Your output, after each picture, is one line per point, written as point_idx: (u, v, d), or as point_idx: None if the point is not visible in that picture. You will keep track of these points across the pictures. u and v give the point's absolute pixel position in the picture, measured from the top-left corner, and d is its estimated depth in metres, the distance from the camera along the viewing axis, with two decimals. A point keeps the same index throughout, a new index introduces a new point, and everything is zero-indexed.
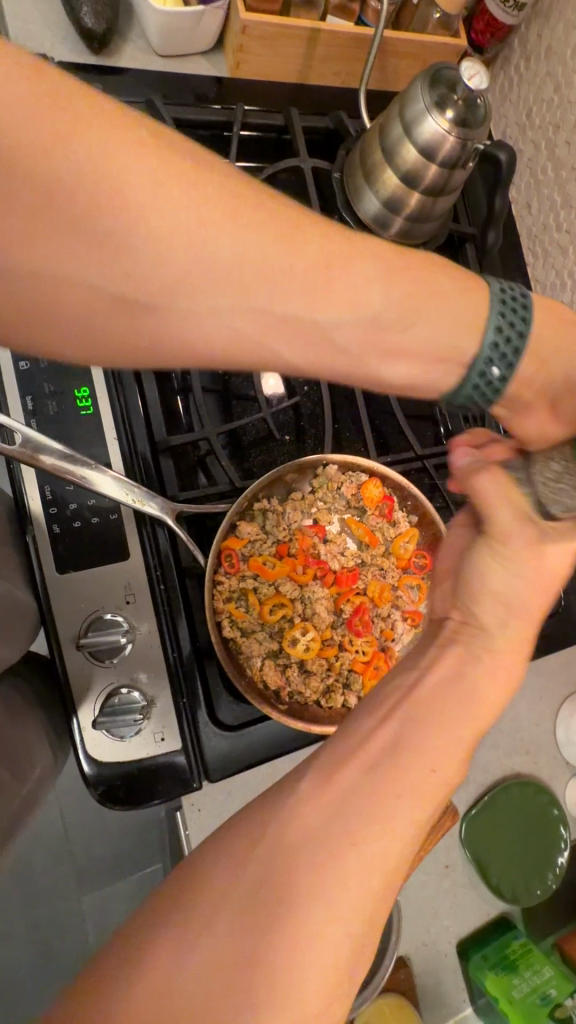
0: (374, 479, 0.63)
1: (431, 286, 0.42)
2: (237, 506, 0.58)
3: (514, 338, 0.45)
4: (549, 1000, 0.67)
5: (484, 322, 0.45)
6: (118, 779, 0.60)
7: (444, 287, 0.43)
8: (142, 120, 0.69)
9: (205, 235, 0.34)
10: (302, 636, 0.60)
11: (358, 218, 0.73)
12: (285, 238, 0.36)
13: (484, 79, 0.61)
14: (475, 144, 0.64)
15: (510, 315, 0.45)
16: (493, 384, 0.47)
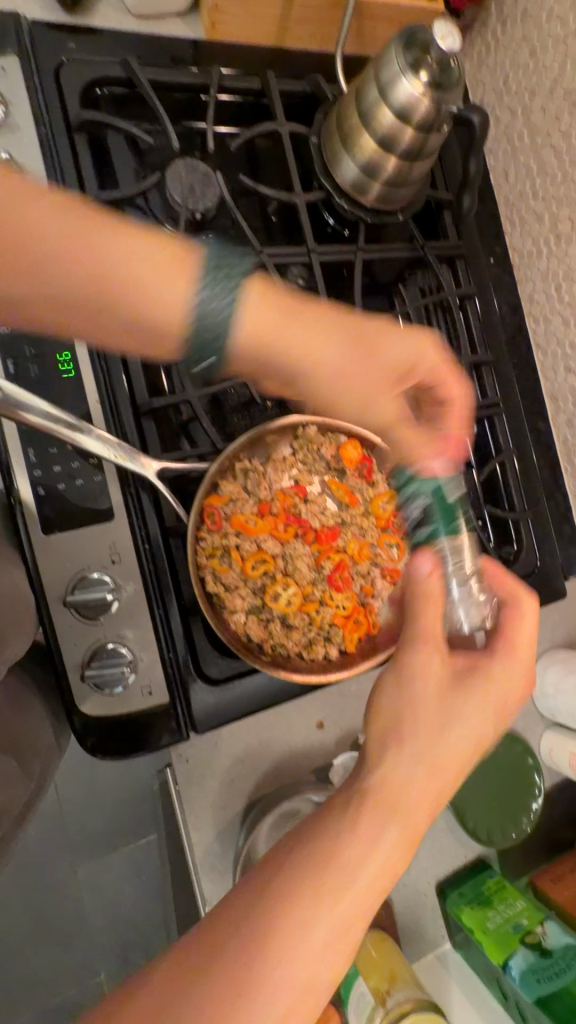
0: (353, 440, 0.66)
1: (157, 265, 0.40)
2: (218, 464, 0.59)
3: (224, 301, 0.42)
4: (521, 929, 0.68)
5: (191, 294, 0.41)
6: (108, 733, 0.62)
7: (156, 254, 0.40)
8: (118, 80, 0.68)
9: (146, 251, 0.40)
10: (284, 591, 0.62)
11: (336, 184, 0.73)
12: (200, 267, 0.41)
13: (457, 41, 0.62)
14: (449, 107, 0.65)
15: (208, 288, 0.41)
16: (212, 357, 0.44)
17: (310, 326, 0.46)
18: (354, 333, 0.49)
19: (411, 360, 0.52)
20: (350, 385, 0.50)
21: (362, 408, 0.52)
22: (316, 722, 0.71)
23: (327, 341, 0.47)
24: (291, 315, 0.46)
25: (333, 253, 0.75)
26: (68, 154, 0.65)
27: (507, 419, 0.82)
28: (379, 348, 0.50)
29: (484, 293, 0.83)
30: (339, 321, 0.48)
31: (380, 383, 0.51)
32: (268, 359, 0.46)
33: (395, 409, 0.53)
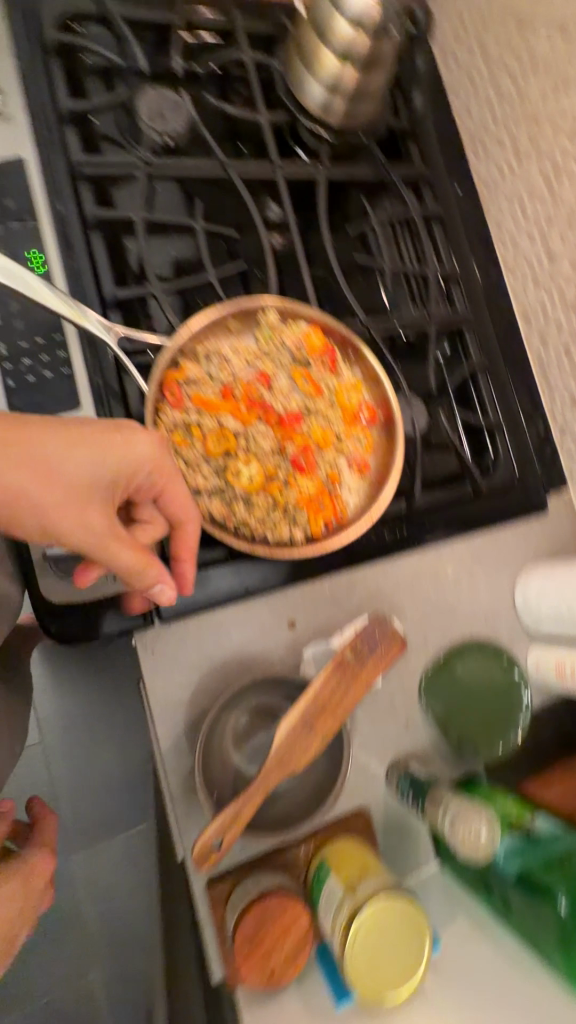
0: (316, 328, 0.67)
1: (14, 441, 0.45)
2: (176, 340, 0.60)
3: None
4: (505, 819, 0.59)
5: None
6: (69, 616, 0.62)
7: None
8: (90, 15, 0.73)
9: None
10: (246, 469, 0.62)
11: (301, 104, 0.77)
12: None
13: None
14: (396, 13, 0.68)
15: None
16: None
17: (39, 438, 0.46)
18: (62, 437, 0.47)
19: (131, 458, 0.50)
20: (52, 507, 0.47)
21: (66, 513, 0.47)
22: (288, 622, 0.69)
23: (33, 474, 0.46)
24: (31, 441, 0.46)
25: (297, 170, 0.77)
26: (42, 77, 0.70)
27: (477, 335, 0.84)
28: (70, 461, 0.47)
29: (452, 216, 0.86)
30: (90, 434, 0.49)
31: (110, 523, 0.51)
32: (32, 491, 0.46)
33: (106, 527, 0.50)
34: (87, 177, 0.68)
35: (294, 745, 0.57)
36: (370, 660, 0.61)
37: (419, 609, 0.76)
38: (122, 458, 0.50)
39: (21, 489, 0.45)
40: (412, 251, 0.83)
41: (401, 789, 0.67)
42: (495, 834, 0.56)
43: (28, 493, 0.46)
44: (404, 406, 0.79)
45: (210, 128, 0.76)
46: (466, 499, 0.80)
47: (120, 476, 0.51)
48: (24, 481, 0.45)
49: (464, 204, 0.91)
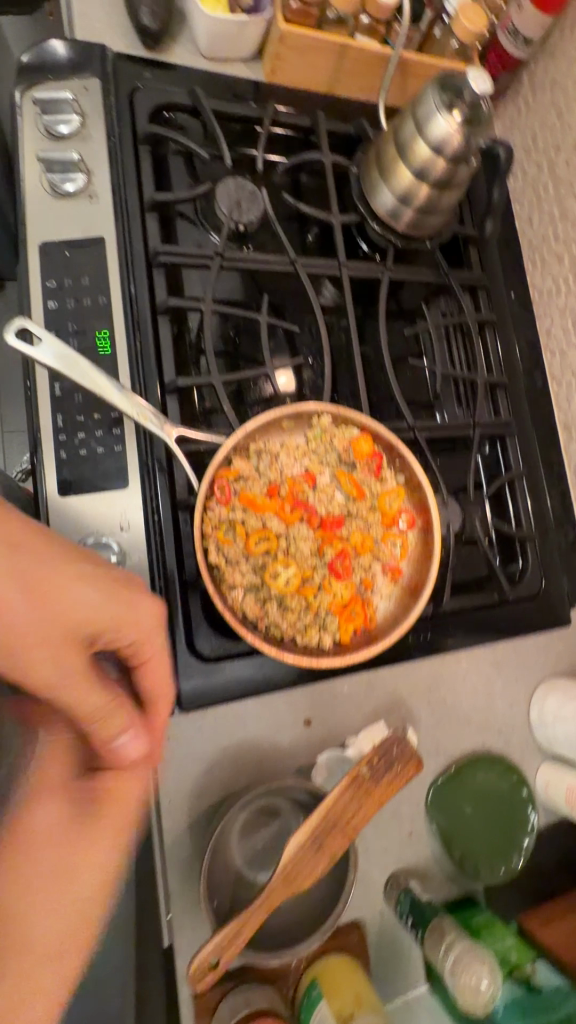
0: (366, 434, 0.68)
1: (31, 556, 0.43)
2: (232, 441, 0.61)
3: None
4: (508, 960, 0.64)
5: None
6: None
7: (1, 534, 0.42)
8: (183, 107, 0.76)
9: None
10: (284, 570, 0.62)
11: (372, 208, 0.80)
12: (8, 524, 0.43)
13: (488, 85, 0.67)
14: (477, 143, 0.70)
15: None
16: None
17: (46, 560, 0.44)
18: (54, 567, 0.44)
19: (127, 619, 0.47)
20: (26, 650, 0.42)
21: (31, 661, 0.42)
22: (304, 719, 0.69)
23: (25, 600, 0.42)
24: (41, 565, 0.43)
25: (362, 269, 0.79)
26: (131, 162, 0.72)
27: (519, 442, 0.85)
28: (69, 601, 0.44)
29: (505, 320, 0.87)
30: (90, 570, 0.46)
31: (81, 690, 0.44)
32: (12, 620, 0.41)
33: (74, 692, 0.43)
34: (162, 264, 0.70)
35: (300, 864, 0.56)
36: (385, 778, 0.61)
37: (435, 715, 0.75)
38: (112, 615, 0.46)
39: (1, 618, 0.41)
40: (462, 355, 0.85)
41: (400, 908, 0.66)
42: (496, 982, 0.61)
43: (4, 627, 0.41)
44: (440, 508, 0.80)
45: (281, 217, 0.79)
46: (491, 606, 0.80)
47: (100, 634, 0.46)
48: (12, 605, 0.41)
49: (516, 310, 0.93)
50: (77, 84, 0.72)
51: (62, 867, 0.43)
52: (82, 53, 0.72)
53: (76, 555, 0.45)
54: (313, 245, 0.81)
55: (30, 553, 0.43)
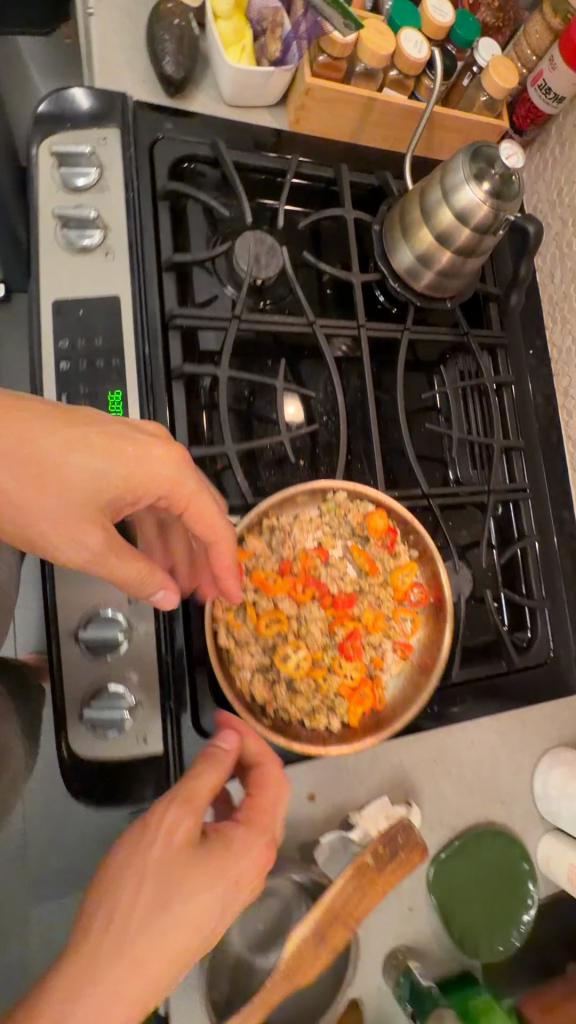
0: (380, 508, 0.67)
1: (96, 438, 0.50)
2: (246, 521, 0.60)
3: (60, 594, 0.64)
4: None
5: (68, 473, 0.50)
6: (88, 780, 0.61)
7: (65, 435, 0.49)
8: (204, 158, 0.74)
9: (38, 441, 0.49)
10: (294, 654, 0.61)
11: (392, 269, 0.78)
12: (63, 422, 0.50)
13: (521, 158, 0.65)
14: (506, 215, 0.68)
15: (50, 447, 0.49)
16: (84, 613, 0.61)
17: (94, 447, 0.50)
18: (60, 439, 0.49)
19: (172, 482, 0.52)
20: (95, 496, 0.51)
21: (83, 542, 0.51)
22: (308, 794, 0.68)
23: (95, 461, 0.50)
24: (91, 451, 0.50)
25: (380, 331, 0.78)
26: (149, 217, 0.71)
27: (533, 506, 0.84)
28: (125, 462, 0.51)
29: (522, 380, 0.87)
30: (124, 442, 0.51)
31: (116, 458, 0.50)
32: (81, 498, 0.50)
33: (97, 536, 0.51)
34: (177, 326, 0.69)
35: (301, 960, 0.56)
36: (390, 868, 0.60)
37: (439, 787, 0.74)
38: (125, 470, 0.51)
39: (71, 503, 0.50)
40: (479, 416, 0.84)
41: (399, 990, 0.66)
42: None
43: (83, 529, 0.51)
44: (451, 574, 0.79)
45: (302, 288, 0.78)
46: (499, 675, 0.79)
47: (119, 493, 0.52)
48: (88, 485, 0.50)
49: (534, 366, 0.92)
50: (96, 134, 0.70)
51: (184, 895, 0.47)
52: (105, 102, 0.70)
53: (125, 433, 0.51)
54: (332, 301, 0.79)
55: (85, 436, 0.50)
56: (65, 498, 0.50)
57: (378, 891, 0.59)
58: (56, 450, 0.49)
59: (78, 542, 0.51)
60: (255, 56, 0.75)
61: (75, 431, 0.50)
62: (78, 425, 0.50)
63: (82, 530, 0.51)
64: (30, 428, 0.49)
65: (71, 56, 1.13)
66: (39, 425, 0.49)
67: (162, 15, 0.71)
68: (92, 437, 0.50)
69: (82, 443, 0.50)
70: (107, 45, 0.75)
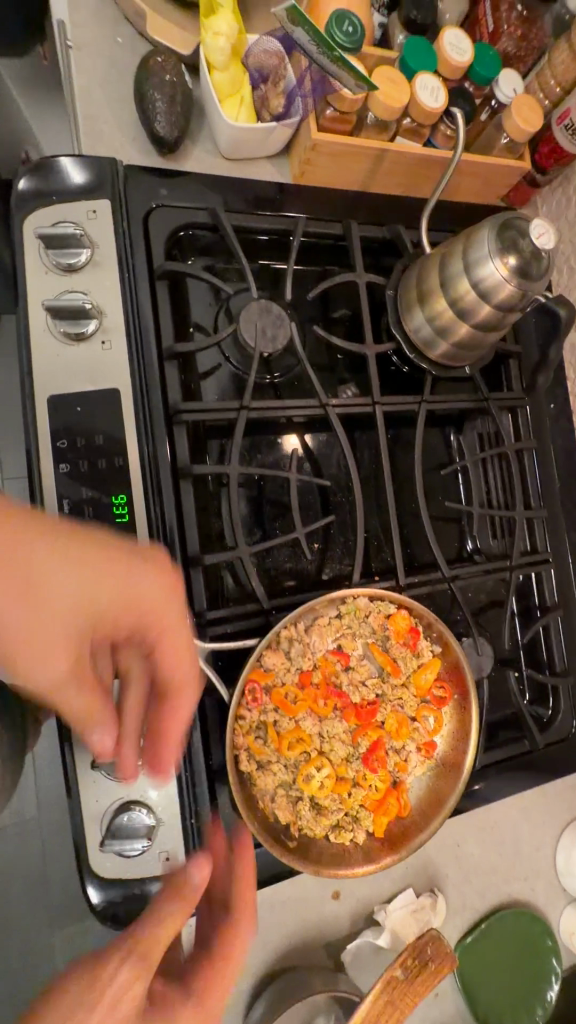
0: (402, 609, 0.64)
1: (95, 563, 0.43)
2: (264, 644, 0.57)
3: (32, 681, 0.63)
4: None
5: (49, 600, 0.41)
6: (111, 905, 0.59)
7: (66, 566, 0.41)
8: (202, 226, 0.69)
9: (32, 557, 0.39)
10: (318, 774, 0.60)
11: (408, 338, 0.72)
12: (59, 541, 0.41)
13: (552, 238, 0.61)
14: (533, 293, 0.63)
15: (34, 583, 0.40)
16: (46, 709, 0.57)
17: (92, 570, 0.43)
18: (59, 568, 0.40)
19: (157, 614, 0.47)
20: (75, 648, 0.44)
21: (50, 687, 0.45)
22: (332, 892, 0.67)
23: (85, 597, 0.42)
24: (96, 579, 0.43)
25: (398, 407, 0.73)
26: (147, 299, 0.66)
27: (555, 576, 0.81)
28: (114, 583, 0.44)
29: (544, 444, 0.82)
30: (119, 553, 0.45)
31: (107, 579, 0.43)
32: (65, 631, 0.43)
33: (65, 667, 0.44)
34: (183, 420, 0.65)
35: None
36: (418, 978, 0.60)
37: (462, 869, 0.74)
38: (117, 602, 0.45)
39: (51, 637, 0.42)
40: (498, 483, 0.80)
41: None
42: None
43: (55, 661, 0.43)
44: (471, 651, 0.75)
45: (312, 360, 0.74)
46: (523, 757, 0.77)
47: (107, 618, 0.45)
48: (80, 607, 0.43)
49: None
50: (85, 208, 0.64)
51: None
52: (95, 171, 0.64)
53: (124, 549, 0.45)
54: (343, 371, 0.75)
55: (81, 558, 0.42)
56: (41, 637, 0.42)
57: (407, 1003, 0.59)
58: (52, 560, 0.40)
59: (42, 676, 0.44)
60: (254, 108, 0.68)
61: (74, 546, 0.42)
62: (78, 540, 0.42)
63: (54, 667, 0.43)
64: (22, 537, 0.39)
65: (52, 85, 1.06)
66: (40, 540, 0.40)
67: (151, 70, 0.64)
68: (96, 554, 0.43)
69: (77, 553, 0.42)
70: (92, 100, 0.68)
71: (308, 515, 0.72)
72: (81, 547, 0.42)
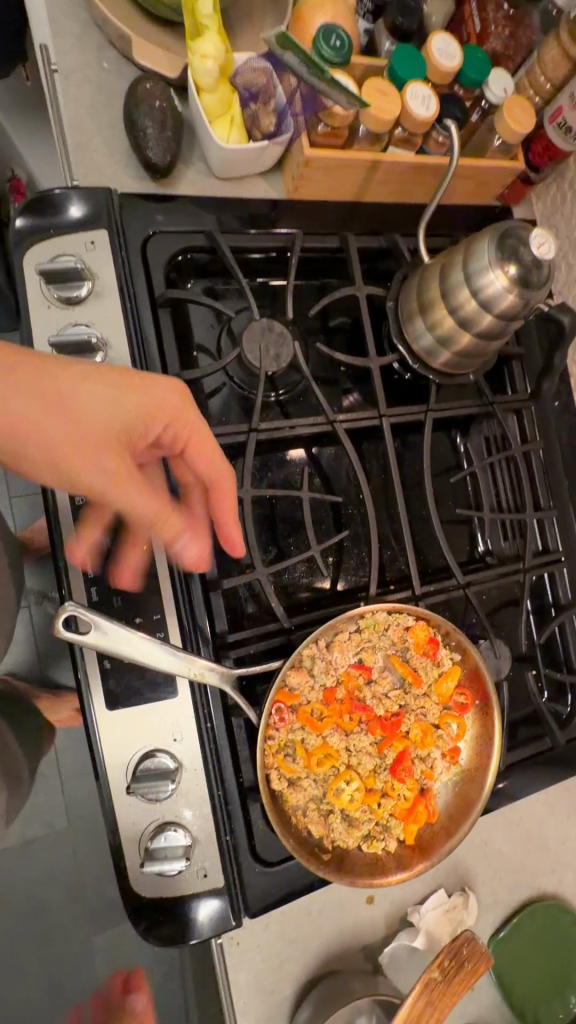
0: (421, 621, 0.65)
1: (95, 381, 0.55)
2: (289, 664, 0.58)
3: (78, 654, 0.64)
4: None
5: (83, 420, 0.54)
6: (153, 926, 0.60)
7: (85, 382, 0.54)
8: (201, 249, 0.68)
9: (33, 375, 0.52)
10: (348, 787, 0.61)
11: (411, 350, 0.72)
12: (63, 366, 0.54)
13: (552, 248, 0.61)
14: (535, 302, 0.63)
15: (62, 411, 0.53)
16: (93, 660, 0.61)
17: (103, 383, 0.55)
18: (83, 387, 0.54)
19: (158, 409, 0.57)
20: (102, 421, 0.55)
21: (102, 467, 0.55)
22: (367, 896, 0.69)
23: (100, 397, 0.55)
24: (103, 389, 0.55)
25: (402, 417, 0.74)
26: (151, 327, 0.66)
27: (568, 574, 0.81)
28: (122, 398, 0.56)
29: (551, 444, 0.82)
30: (117, 375, 0.56)
31: (122, 386, 0.56)
32: (94, 423, 0.55)
33: (117, 467, 0.56)
34: None
35: None
36: (456, 978, 0.62)
37: (491, 867, 0.75)
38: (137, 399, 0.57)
39: (84, 429, 0.54)
40: (508, 483, 0.81)
41: None
42: None
43: (94, 458, 0.55)
44: (489, 652, 0.76)
45: (316, 375, 0.73)
46: (545, 754, 0.78)
47: (133, 416, 0.57)
48: (105, 412, 0.55)
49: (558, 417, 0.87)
50: (83, 240, 0.63)
51: None
52: (89, 202, 0.64)
53: (118, 371, 0.56)
54: (348, 384, 0.75)
55: (91, 379, 0.55)
56: (77, 411, 0.54)
57: (447, 1001, 0.61)
58: (73, 385, 0.54)
59: (89, 464, 0.55)
60: (245, 126, 0.68)
61: (84, 373, 0.54)
62: (83, 371, 0.54)
63: (96, 444, 0.55)
64: (35, 371, 0.52)
65: (38, 105, 1.06)
66: (56, 373, 0.53)
67: (140, 97, 0.63)
68: (97, 374, 0.55)
69: (88, 376, 0.55)
70: (81, 127, 0.67)
71: (320, 531, 0.72)
72: (81, 374, 0.54)
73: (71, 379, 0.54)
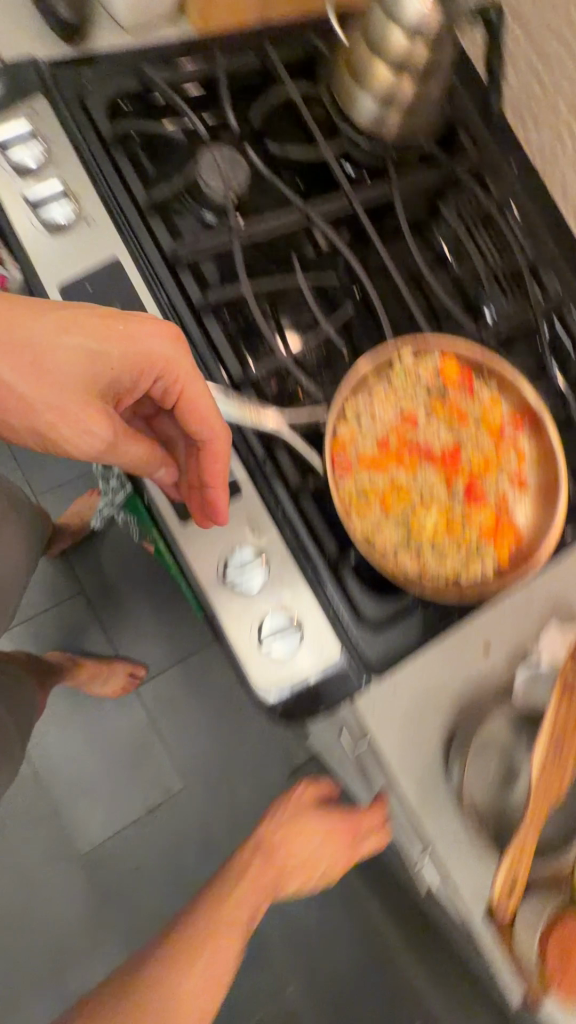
0: (448, 355, 0.66)
1: (76, 322, 0.59)
2: (336, 408, 0.61)
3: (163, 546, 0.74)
4: None
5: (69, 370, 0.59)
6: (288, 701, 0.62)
7: (64, 328, 0.59)
8: (135, 93, 0.72)
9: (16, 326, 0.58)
10: (428, 515, 0.63)
11: (357, 125, 0.75)
12: (43, 317, 0.59)
13: None
14: (458, 15, 0.64)
15: (44, 362, 0.58)
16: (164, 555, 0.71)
17: (79, 327, 0.59)
18: (65, 335, 0.59)
19: (141, 353, 0.60)
20: (84, 369, 0.59)
21: (90, 425, 0.59)
22: (483, 645, 0.68)
23: (82, 342, 0.59)
24: (84, 330, 0.59)
25: (369, 195, 0.75)
26: (113, 174, 0.69)
27: None
28: (106, 344, 0.59)
29: (519, 195, 0.82)
30: (100, 320, 0.60)
31: (106, 329, 0.60)
32: (79, 373, 0.59)
33: (105, 428, 0.60)
34: (185, 263, 0.68)
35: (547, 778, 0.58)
36: None
37: None
38: (124, 343, 0.60)
39: (71, 386, 0.59)
40: (489, 242, 0.81)
41: None
42: None
43: (87, 414, 0.59)
44: None
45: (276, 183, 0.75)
46: None
47: (116, 366, 0.60)
48: (91, 359, 0.59)
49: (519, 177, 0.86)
50: (26, 110, 0.67)
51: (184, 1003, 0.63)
52: (20, 75, 0.68)
53: (98, 314, 0.60)
54: (309, 186, 0.77)
55: (71, 325, 0.59)
56: (60, 363, 0.58)
57: None
58: (56, 330, 0.59)
59: (80, 424, 0.59)
60: None
61: (66, 320, 0.59)
62: (60, 314, 0.59)
63: (81, 405, 0.59)
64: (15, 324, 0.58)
65: None
66: (41, 319, 0.58)
67: None
68: (81, 318, 0.59)
69: (71, 324, 0.59)
70: None
71: None
72: (63, 319, 0.59)
73: (58, 328, 0.58)
